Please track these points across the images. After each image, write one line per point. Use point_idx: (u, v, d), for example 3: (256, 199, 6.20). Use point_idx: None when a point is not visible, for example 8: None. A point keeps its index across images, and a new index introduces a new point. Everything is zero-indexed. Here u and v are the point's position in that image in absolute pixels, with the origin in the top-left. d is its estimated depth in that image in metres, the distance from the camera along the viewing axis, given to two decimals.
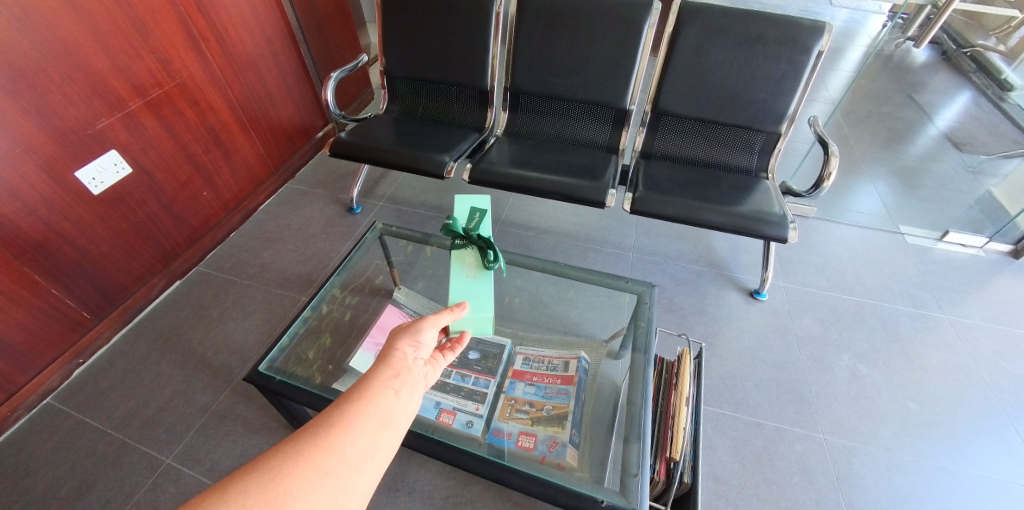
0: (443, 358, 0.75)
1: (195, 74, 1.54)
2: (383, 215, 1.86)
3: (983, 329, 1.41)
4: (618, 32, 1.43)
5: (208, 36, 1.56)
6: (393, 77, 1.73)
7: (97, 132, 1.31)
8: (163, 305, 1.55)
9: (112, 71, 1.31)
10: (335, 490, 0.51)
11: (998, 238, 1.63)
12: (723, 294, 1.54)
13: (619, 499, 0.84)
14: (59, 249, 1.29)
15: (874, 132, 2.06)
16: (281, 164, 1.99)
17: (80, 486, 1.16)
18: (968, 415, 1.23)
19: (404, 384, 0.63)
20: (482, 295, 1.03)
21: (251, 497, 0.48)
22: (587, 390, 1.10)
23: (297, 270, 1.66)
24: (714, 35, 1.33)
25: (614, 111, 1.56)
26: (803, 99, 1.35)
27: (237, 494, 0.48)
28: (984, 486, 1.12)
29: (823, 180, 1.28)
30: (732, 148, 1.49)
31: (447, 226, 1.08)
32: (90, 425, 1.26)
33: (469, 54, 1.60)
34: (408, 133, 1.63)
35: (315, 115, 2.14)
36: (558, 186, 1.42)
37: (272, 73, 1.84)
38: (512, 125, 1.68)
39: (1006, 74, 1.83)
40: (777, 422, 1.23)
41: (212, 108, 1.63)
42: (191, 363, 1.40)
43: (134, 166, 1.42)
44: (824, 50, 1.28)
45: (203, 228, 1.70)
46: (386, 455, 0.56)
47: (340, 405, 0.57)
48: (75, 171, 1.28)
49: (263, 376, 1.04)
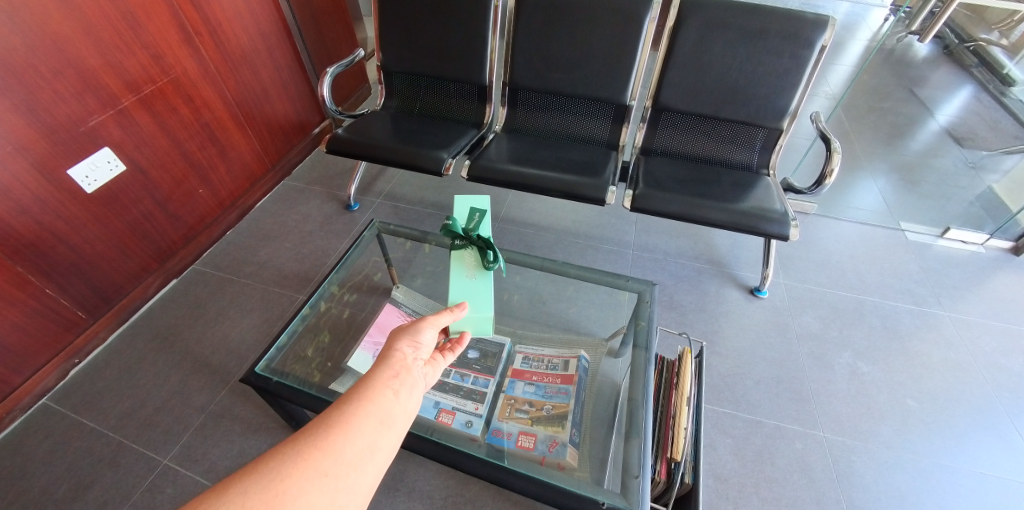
0: (443, 358, 0.74)
1: (188, 69, 1.52)
2: (381, 212, 1.84)
3: (984, 326, 1.40)
4: (618, 27, 1.41)
5: (202, 30, 1.53)
6: (390, 72, 1.71)
7: (90, 129, 1.28)
8: (159, 304, 1.54)
9: (104, 67, 1.28)
10: (334, 490, 0.50)
11: (998, 234, 1.62)
12: (723, 292, 1.53)
13: (619, 500, 0.84)
14: (53, 249, 1.27)
15: (874, 127, 2.05)
16: (277, 160, 1.97)
17: (77, 487, 1.15)
18: (969, 412, 1.23)
19: (403, 384, 0.62)
20: (481, 295, 1.02)
21: (250, 499, 0.47)
22: (587, 389, 1.10)
23: (294, 269, 1.65)
24: (716, 29, 1.31)
25: (614, 107, 1.54)
26: (806, 95, 1.34)
27: (236, 495, 0.47)
28: (983, 483, 1.12)
29: (824, 177, 1.27)
30: (732, 144, 1.48)
31: (447, 226, 1.07)
32: (86, 426, 1.25)
33: (468, 49, 1.57)
34: (405, 129, 1.61)
35: (311, 110, 2.12)
36: (558, 182, 1.40)
37: (268, 69, 1.81)
38: (511, 121, 1.66)
39: (1009, 68, 1.84)
40: (777, 421, 1.23)
41: (206, 104, 1.61)
42: (188, 362, 1.39)
43: (127, 163, 1.40)
44: (827, 44, 1.26)
45: (199, 226, 1.68)
46: (386, 455, 0.55)
47: (340, 406, 0.56)
48: (68, 168, 1.26)
49: (261, 377, 1.02)
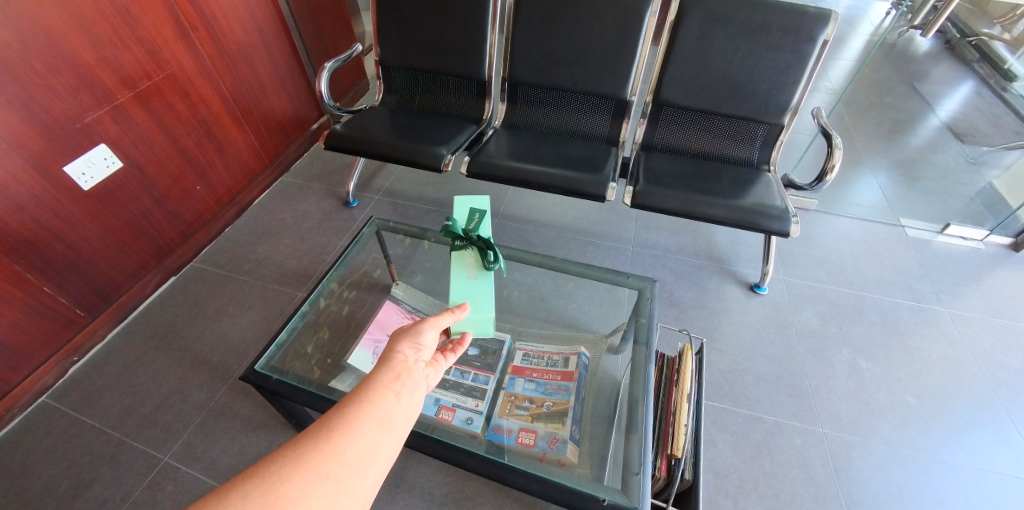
0: (444, 359, 0.74)
1: (184, 64, 1.50)
2: (379, 208, 1.83)
3: (983, 322, 1.41)
4: (619, 21, 1.40)
5: (198, 25, 1.51)
6: (388, 67, 1.69)
7: (86, 126, 1.27)
8: (158, 302, 1.53)
9: (100, 63, 1.27)
10: (335, 493, 0.49)
11: (998, 230, 1.62)
12: (723, 288, 1.53)
13: (621, 498, 0.84)
14: (50, 247, 1.26)
15: (875, 122, 2.04)
16: (275, 157, 1.96)
17: (78, 485, 1.15)
18: (967, 408, 1.24)
19: (404, 385, 0.62)
20: (482, 296, 1.02)
21: (250, 502, 0.46)
22: (587, 386, 1.09)
23: (293, 266, 1.64)
24: (717, 24, 1.30)
25: (614, 103, 1.53)
26: (807, 91, 1.33)
27: (237, 498, 0.46)
28: (980, 478, 1.12)
29: (825, 173, 1.27)
30: (732, 140, 1.47)
31: (447, 227, 1.07)
32: (86, 424, 1.25)
33: (466, 44, 1.56)
34: (404, 125, 1.60)
35: (309, 106, 2.10)
36: (558, 179, 1.40)
37: (265, 65, 1.80)
38: (511, 117, 1.65)
39: (1010, 63, 1.81)
40: (776, 417, 1.24)
41: (203, 100, 1.59)
42: (188, 360, 1.39)
43: (124, 160, 1.39)
44: (830, 39, 1.25)
45: (197, 223, 1.67)
46: (387, 457, 0.54)
47: (341, 408, 0.56)
48: (64, 165, 1.25)
49: (260, 375, 1.02)
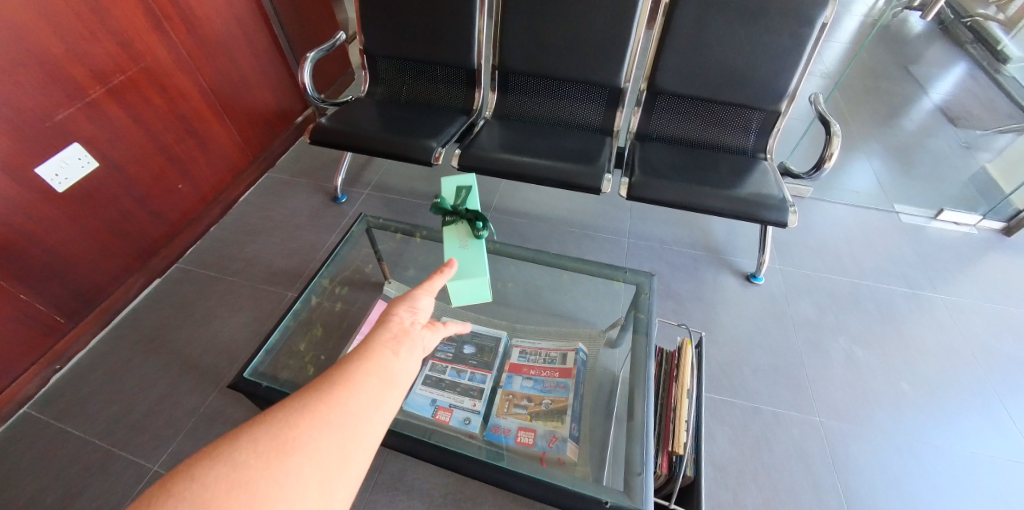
0: (441, 326, 0.70)
1: (160, 57, 1.43)
2: (369, 204, 1.79)
3: (976, 308, 1.42)
4: (613, 6, 1.35)
5: (172, 14, 1.43)
6: (375, 56, 1.63)
7: (58, 124, 1.21)
8: (143, 305, 1.49)
9: (69, 57, 1.20)
10: (344, 444, 0.43)
11: (991, 215, 1.63)
12: (719, 279, 1.53)
13: (624, 499, 0.83)
14: (26, 253, 1.21)
15: (870, 108, 2.02)
16: (261, 152, 1.89)
17: (66, 496, 1.12)
18: (960, 394, 1.25)
19: (404, 344, 0.57)
20: (476, 263, 1.07)
21: (249, 455, 0.40)
22: (586, 382, 1.07)
23: (282, 265, 1.60)
24: (714, 8, 1.26)
25: (608, 91, 1.49)
26: (805, 75, 1.30)
27: (233, 452, 0.40)
28: (972, 463, 1.14)
29: (824, 161, 1.25)
30: (729, 127, 1.44)
31: (436, 205, 1.08)
32: (72, 434, 1.22)
33: (455, 31, 1.50)
34: (392, 117, 1.55)
35: (293, 98, 2.03)
36: (552, 171, 1.36)
37: (246, 56, 1.73)
38: (502, 106, 1.60)
39: (1004, 44, 1.87)
40: (774, 407, 1.24)
41: (182, 94, 1.52)
42: (177, 365, 1.35)
43: (101, 159, 1.33)
44: (829, 21, 1.22)
45: (181, 223, 1.62)
46: (393, 410, 0.49)
47: (342, 363, 0.50)
48: (36, 167, 1.19)
49: (250, 382, 0.99)
